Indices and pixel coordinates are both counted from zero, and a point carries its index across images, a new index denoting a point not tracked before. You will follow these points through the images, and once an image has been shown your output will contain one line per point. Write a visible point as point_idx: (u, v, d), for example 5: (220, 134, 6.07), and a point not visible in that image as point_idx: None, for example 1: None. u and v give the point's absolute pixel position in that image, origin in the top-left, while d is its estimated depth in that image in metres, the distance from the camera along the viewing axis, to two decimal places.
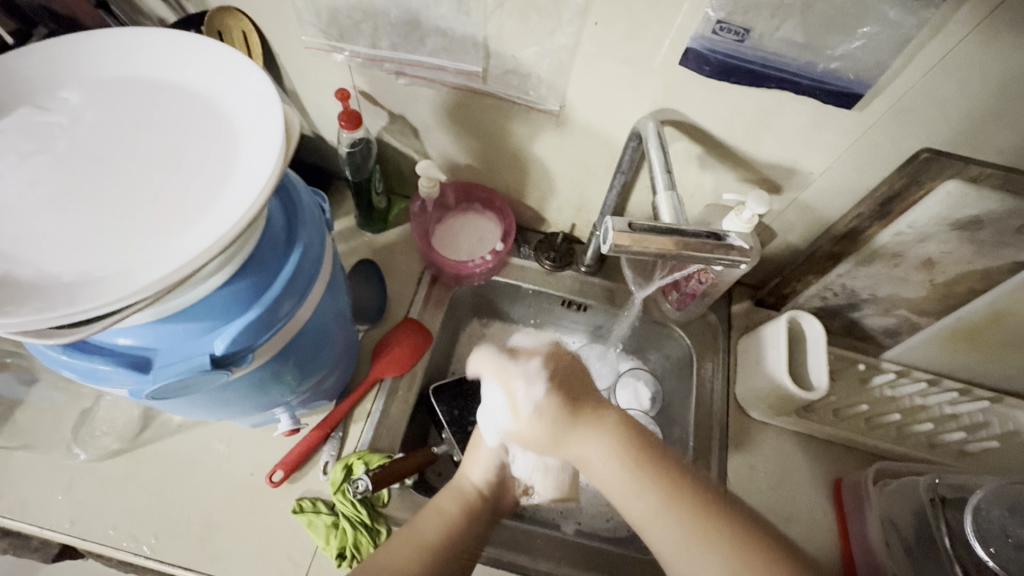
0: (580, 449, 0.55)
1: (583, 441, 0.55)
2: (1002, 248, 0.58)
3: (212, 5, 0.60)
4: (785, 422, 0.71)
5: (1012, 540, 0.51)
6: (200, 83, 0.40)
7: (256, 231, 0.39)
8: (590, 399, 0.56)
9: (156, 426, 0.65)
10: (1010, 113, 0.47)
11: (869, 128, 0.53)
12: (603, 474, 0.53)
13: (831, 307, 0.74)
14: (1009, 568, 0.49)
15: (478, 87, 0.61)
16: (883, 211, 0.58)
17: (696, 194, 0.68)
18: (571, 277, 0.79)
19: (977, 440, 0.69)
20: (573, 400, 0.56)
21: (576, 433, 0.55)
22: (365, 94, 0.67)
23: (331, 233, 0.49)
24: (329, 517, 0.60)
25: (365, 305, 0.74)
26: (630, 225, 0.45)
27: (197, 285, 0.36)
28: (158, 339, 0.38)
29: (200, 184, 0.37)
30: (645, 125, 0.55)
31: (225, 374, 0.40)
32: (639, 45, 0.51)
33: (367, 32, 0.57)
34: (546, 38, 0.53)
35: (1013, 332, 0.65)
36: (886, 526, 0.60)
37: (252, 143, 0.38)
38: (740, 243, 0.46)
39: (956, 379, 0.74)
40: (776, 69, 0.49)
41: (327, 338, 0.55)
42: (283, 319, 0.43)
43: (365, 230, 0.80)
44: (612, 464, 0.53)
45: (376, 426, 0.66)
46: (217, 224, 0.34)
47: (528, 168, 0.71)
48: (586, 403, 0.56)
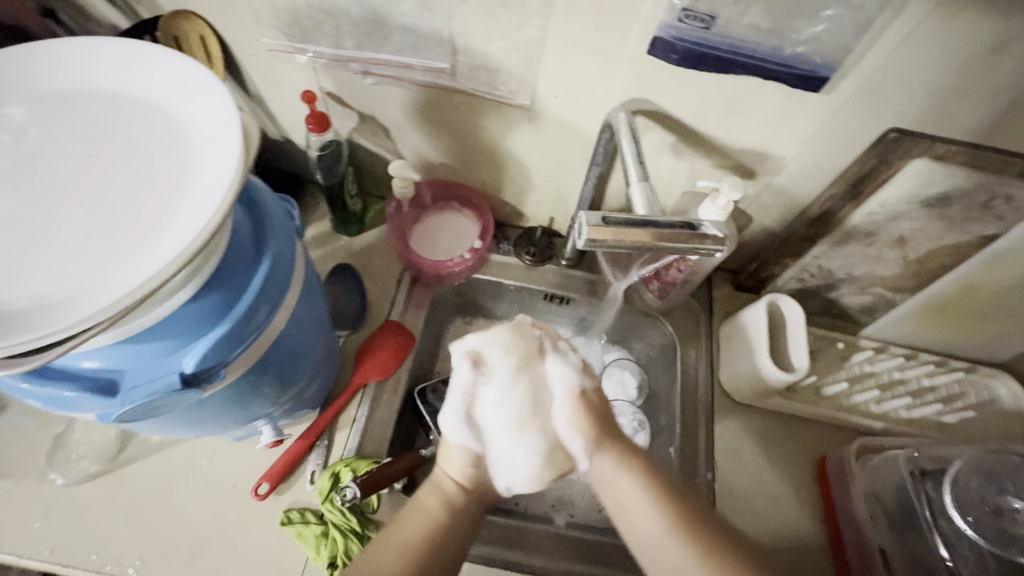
0: (602, 473, 0.49)
1: (611, 468, 0.49)
2: (970, 223, 0.59)
3: (166, 9, 0.58)
4: (770, 404, 0.71)
5: (989, 508, 0.52)
6: (153, 93, 0.39)
7: (220, 244, 0.38)
8: (618, 435, 0.50)
9: (135, 446, 0.63)
10: (974, 91, 0.47)
11: (838, 110, 0.53)
12: (631, 515, 0.47)
13: (809, 288, 0.74)
14: (986, 536, 0.51)
15: (447, 83, 0.60)
16: (855, 191, 0.59)
17: (672, 182, 0.68)
18: (552, 271, 0.79)
19: (953, 411, 0.71)
20: (604, 429, 0.49)
21: (607, 461, 0.49)
22: (332, 95, 0.65)
23: (302, 240, 0.48)
24: (318, 527, 0.59)
25: (345, 310, 0.73)
26: (604, 219, 0.45)
27: (160, 303, 0.35)
28: (124, 361, 0.37)
29: (157, 197, 0.35)
30: (616, 117, 0.55)
31: (197, 392, 0.39)
32: (607, 36, 0.51)
33: (329, 31, 0.56)
34: (513, 32, 0.52)
35: (985, 304, 0.66)
36: (871, 500, 0.61)
37: (208, 152, 0.36)
38: (714, 231, 0.46)
39: (932, 353, 0.75)
40: (743, 55, 0.49)
41: (306, 347, 0.54)
42: (256, 333, 0.42)
43: (341, 234, 0.79)
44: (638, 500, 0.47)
45: (361, 431, 0.65)
46: (176, 240, 0.33)
47: (502, 163, 0.70)
48: (615, 438, 0.50)
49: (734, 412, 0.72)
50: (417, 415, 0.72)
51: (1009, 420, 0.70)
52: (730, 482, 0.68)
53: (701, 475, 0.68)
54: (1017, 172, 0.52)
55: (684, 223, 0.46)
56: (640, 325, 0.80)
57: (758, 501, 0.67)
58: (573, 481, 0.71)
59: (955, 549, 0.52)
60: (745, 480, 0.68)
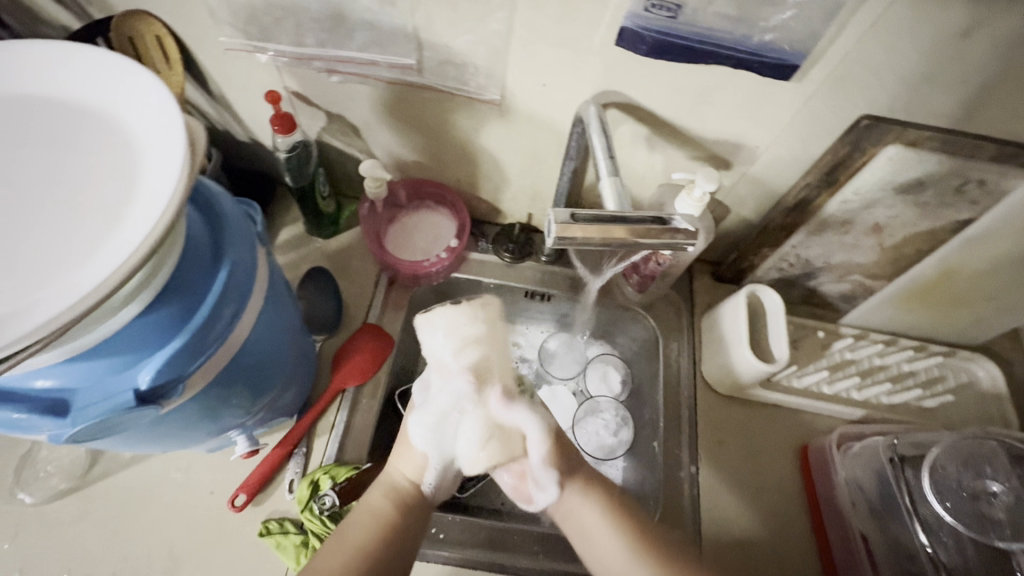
0: (570, 499, 0.52)
1: (578, 498, 0.52)
2: (945, 209, 0.59)
3: (118, 9, 0.56)
4: (753, 395, 0.71)
5: (967, 493, 0.52)
6: (97, 99, 0.38)
7: (172, 254, 0.37)
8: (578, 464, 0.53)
9: (106, 461, 0.62)
10: (944, 76, 0.47)
11: (809, 98, 0.52)
12: (597, 545, 0.50)
13: (789, 277, 0.74)
14: (964, 520, 0.51)
15: (414, 80, 0.58)
16: (830, 179, 0.58)
17: (648, 175, 0.67)
18: (532, 267, 0.78)
19: (933, 395, 0.71)
20: (570, 461, 0.53)
21: (573, 489, 0.52)
22: (297, 95, 0.63)
23: (264, 244, 0.47)
24: (298, 536, 0.58)
25: (321, 313, 0.72)
26: (572, 216, 0.44)
27: (107, 318, 0.34)
28: (77, 379, 0.37)
29: (101, 209, 0.34)
30: (586, 110, 0.54)
31: (154, 409, 0.38)
32: (573, 28, 0.49)
33: (289, 29, 0.54)
34: (478, 26, 0.51)
35: (962, 288, 0.66)
36: (852, 488, 0.61)
37: (154, 158, 0.35)
38: (685, 226, 0.46)
39: (911, 338, 0.76)
40: (711, 45, 0.48)
41: (277, 354, 0.52)
42: (216, 344, 0.41)
43: (315, 236, 0.77)
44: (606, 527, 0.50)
45: (341, 437, 0.64)
46: (118, 252, 0.32)
47: (476, 160, 0.69)
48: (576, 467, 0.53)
49: (716, 403, 0.72)
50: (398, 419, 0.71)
51: (987, 403, 0.71)
52: (713, 474, 0.68)
53: (684, 469, 0.67)
54: (988, 156, 0.52)
55: (656, 218, 0.46)
56: (621, 319, 0.79)
57: (741, 492, 0.67)
58: None
59: (935, 535, 0.52)
60: (728, 472, 0.68)
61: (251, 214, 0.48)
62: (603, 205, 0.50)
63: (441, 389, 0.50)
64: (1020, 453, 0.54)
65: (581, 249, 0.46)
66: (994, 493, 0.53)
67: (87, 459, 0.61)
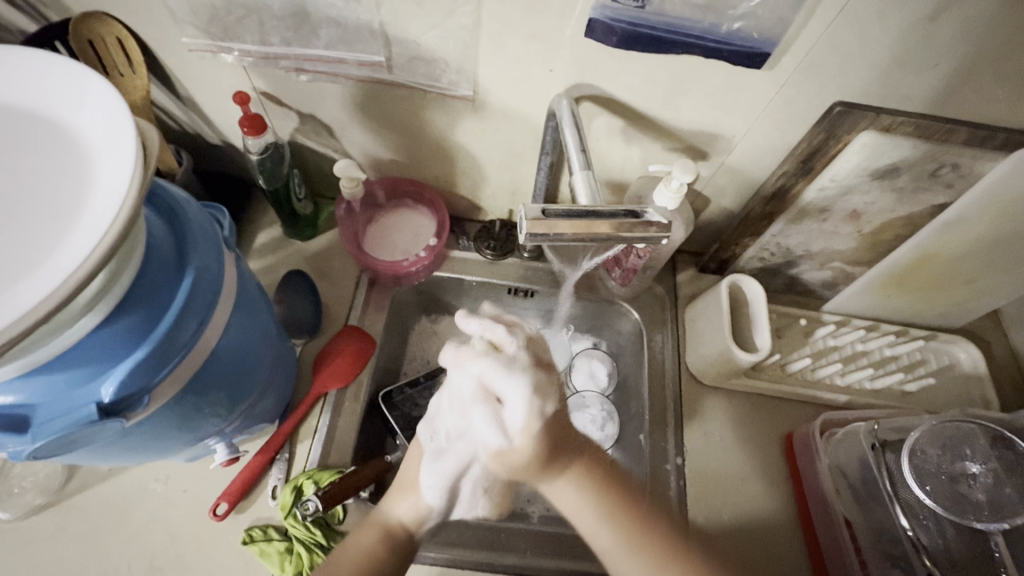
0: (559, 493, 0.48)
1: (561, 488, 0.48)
2: (921, 193, 0.59)
3: (76, 11, 0.54)
4: (737, 385, 0.72)
5: (946, 476, 0.53)
6: (46, 103, 0.37)
7: (130, 264, 0.36)
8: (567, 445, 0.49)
9: (83, 474, 0.61)
10: (913, 60, 0.47)
11: (782, 86, 0.52)
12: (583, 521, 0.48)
13: (770, 266, 0.74)
14: (944, 503, 0.51)
15: (384, 77, 0.57)
16: (806, 167, 0.58)
17: (626, 167, 0.66)
18: (514, 264, 0.77)
19: (915, 379, 0.72)
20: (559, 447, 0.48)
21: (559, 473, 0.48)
22: (267, 95, 0.62)
23: (231, 249, 0.46)
24: (281, 543, 0.57)
25: (301, 317, 0.71)
26: (544, 212, 0.43)
27: (63, 331, 0.33)
28: (35, 394, 0.36)
29: (51, 219, 0.33)
30: (559, 104, 0.53)
31: (118, 422, 0.37)
32: (542, 20, 0.49)
33: (253, 27, 0.53)
34: (445, 20, 0.50)
35: (940, 272, 0.67)
36: (836, 474, 0.61)
37: (104, 164, 0.34)
38: (659, 218, 0.45)
39: (893, 323, 0.76)
40: (681, 34, 0.48)
41: (253, 360, 0.52)
42: (182, 353, 0.40)
43: (293, 239, 0.76)
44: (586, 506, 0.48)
45: (323, 442, 0.63)
46: (66, 264, 0.31)
47: (453, 157, 0.68)
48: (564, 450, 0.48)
49: (701, 394, 0.72)
50: (383, 420, 0.70)
51: (969, 385, 0.72)
52: (699, 466, 0.68)
53: (671, 460, 0.67)
54: (961, 139, 0.52)
55: (629, 211, 0.45)
56: (606, 313, 0.79)
57: (728, 481, 0.67)
58: None
59: (917, 518, 0.52)
60: (716, 463, 0.68)
61: (217, 219, 0.47)
62: (577, 200, 0.49)
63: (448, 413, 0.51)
64: (997, 435, 0.55)
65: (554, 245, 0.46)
66: (974, 475, 0.53)
67: (64, 472, 0.60)
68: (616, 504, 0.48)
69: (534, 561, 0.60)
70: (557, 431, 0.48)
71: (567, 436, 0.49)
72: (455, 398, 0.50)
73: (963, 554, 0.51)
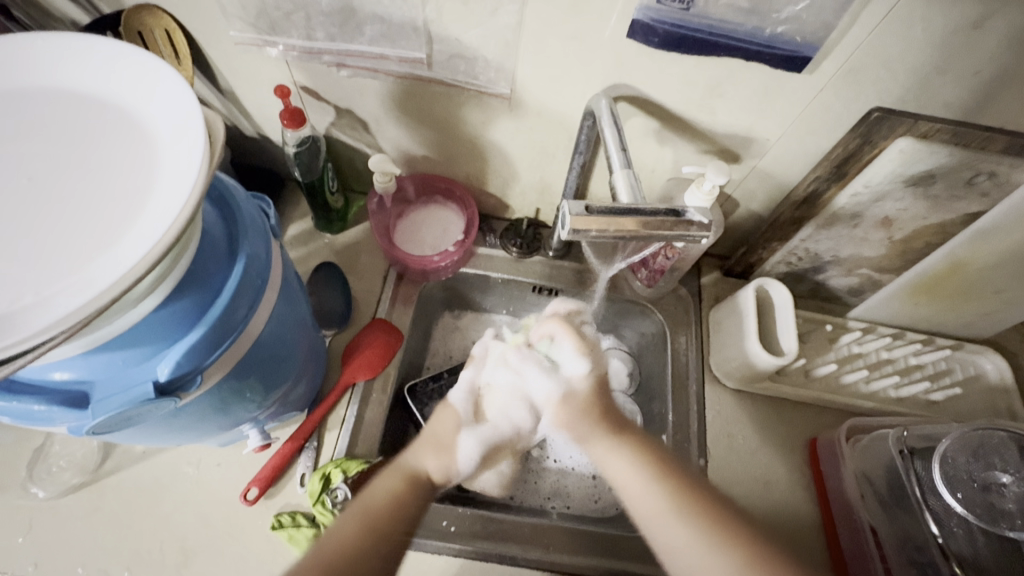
0: (598, 453, 0.54)
1: (605, 449, 0.54)
2: (955, 201, 0.59)
3: (128, 3, 0.56)
4: (762, 389, 0.72)
5: (977, 483, 0.53)
6: (117, 93, 0.38)
7: (190, 247, 0.37)
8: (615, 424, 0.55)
9: (119, 455, 0.62)
10: (954, 68, 0.47)
11: (821, 91, 0.52)
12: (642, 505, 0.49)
13: (797, 272, 0.74)
14: (975, 511, 0.51)
15: (423, 74, 0.58)
16: (840, 172, 0.58)
17: (657, 169, 0.67)
18: (539, 262, 0.78)
19: (941, 388, 0.71)
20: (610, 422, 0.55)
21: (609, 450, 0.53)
22: (307, 89, 0.63)
23: (276, 238, 0.47)
24: (309, 530, 0.58)
25: (330, 309, 0.72)
26: (588, 208, 0.44)
27: (128, 310, 0.35)
28: (93, 371, 0.37)
29: (123, 202, 0.34)
30: (598, 103, 0.54)
31: (172, 401, 0.38)
32: (585, 20, 0.49)
33: (299, 22, 0.54)
34: (488, 19, 0.51)
35: (970, 282, 0.66)
36: (861, 480, 0.61)
37: (173, 152, 0.35)
38: (699, 218, 0.46)
39: (918, 331, 0.76)
40: (723, 37, 0.48)
41: (289, 347, 0.52)
42: (233, 336, 0.41)
43: (323, 232, 0.78)
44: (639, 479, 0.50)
45: (351, 432, 0.64)
46: (137, 246, 0.32)
47: (485, 154, 0.69)
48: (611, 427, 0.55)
49: (725, 397, 0.72)
50: (407, 414, 0.71)
51: (995, 395, 0.71)
52: (722, 466, 0.68)
53: (693, 461, 0.68)
54: (1000, 148, 0.51)
55: (670, 210, 0.46)
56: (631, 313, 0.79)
57: (751, 484, 0.67)
58: (568, 472, 0.73)
59: (946, 527, 0.52)
60: (739, 466, 0.68)
61: (262, 207, 0.48)
62: (615, 199, 0.50)
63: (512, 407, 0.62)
64: None
65: (595, 241, 0.46)
66: (1004, 484, 0.53)
67: (100, 453, 0.62)
68: (660, 474, 0.50)
69: (557, 557, 0.61)
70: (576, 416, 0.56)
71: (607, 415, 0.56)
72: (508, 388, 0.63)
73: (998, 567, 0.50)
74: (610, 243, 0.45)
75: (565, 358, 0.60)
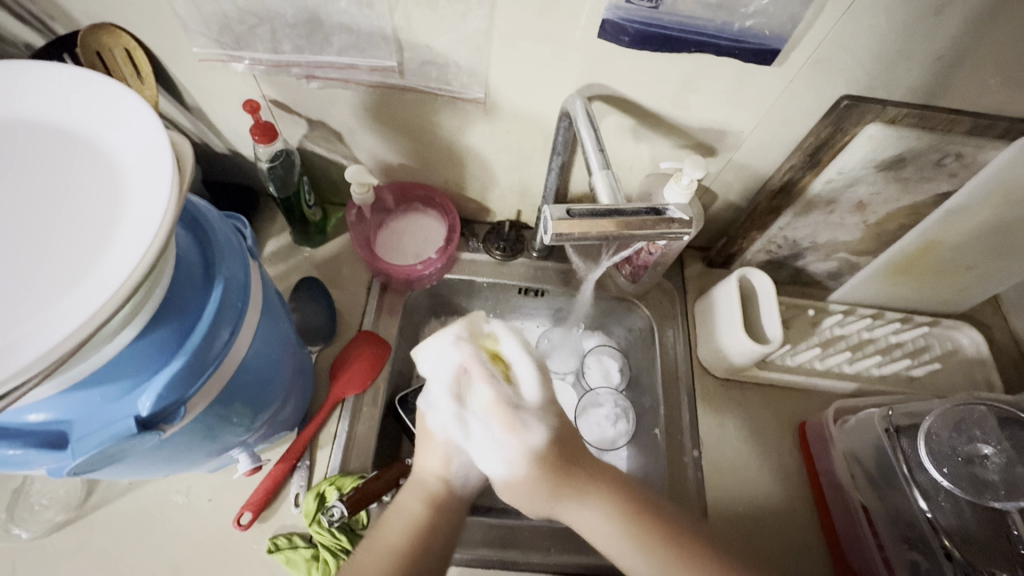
0: (574, 513, 0.51)
1: (584, 502, 0.51)
2: (924, 183, 0.60)
3: (84, 24, 0.54)
4: (749, 376, 0.73)
5: (961, 458, 0.54)
6: (79, 121, 0.37)
7: (164, 275, 0.36)
8: (583, 469, 0.52)
9: (104, 489, 0.60)
10: (918, 53, 0.48)
11: (791, 81, 0.53)
12: (610, 549, 0.51)
13: (777, 259, 0.75)
14: (960, 485, 0.52)
15: (395, 82, 0.57)
16: (813, 160, 0.59)
17: (635, 165, 0.67)
18: (523, 264, 0.78)
19: (922, 364, 0.73)
20: (585, 473, 0.52)
21: (579, 505, 0.51)
22: (277, 103, 0.62)
23: (254, 258, 0.46)
24: (307, 550, 0.57)
25: (314, 324, 0.71)
26: (568, 212, 0.44)
27: (103, 345, 0.33)
28: (71, 410, 0.36)
29: (92, 233, 0.33)
30: (572, 104, 0.54)
31: (156, 434, 0.37)
32: (556, 21, 0.49)
33: (265, 36, 0.53)
34: (458, 25, 0.50)
35: (945, 260, 0.68)
36: (850, 459, 0.63)
37: (140, 177, 0.34)
38: (680, 215, 0.46)
39: (897, 310, 0.77)
40: (692, 33, 0.48)
41: (275, 368, 0.51)
42: (215, 364, 0.40)
43: (303, 246, 0.76)
44: (612, 529, 0.50)
45: (344, 447, 0.63)
46: (109, 279, 0.31)
47: (463, 159, 0.68)
48: (580, 473, 0.52)
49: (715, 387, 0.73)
50: (399, 425, 0.70)
51: (973, 369, 0.73)
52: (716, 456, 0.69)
53: (688, 453, 0.68)
54: (965, 129, 0.53)
55: (651, 209, 0.46)
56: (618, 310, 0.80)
57: (744, 472, 0.68)
58: None
59: (933, 499, 0.54)
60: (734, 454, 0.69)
61: (237, 227, 0.47)
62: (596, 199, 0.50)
63: (455, 428, 0.54)
64: (1007, 415, 0.56)
65: (576, 244, 0.46)
66: (986, 455, 0.54)
67: (85, 487, 0.60)
68: (648, 531, 0.50)
69: (560, 558, 0.61)
70: (564, 434, 0.54)
71: (574, 451, 0.53)
72: (451, 409, 0.53)
73: (982, 534, 0.52)
74: (592, 244, 0.45)
75: (517, 421, 0.52)
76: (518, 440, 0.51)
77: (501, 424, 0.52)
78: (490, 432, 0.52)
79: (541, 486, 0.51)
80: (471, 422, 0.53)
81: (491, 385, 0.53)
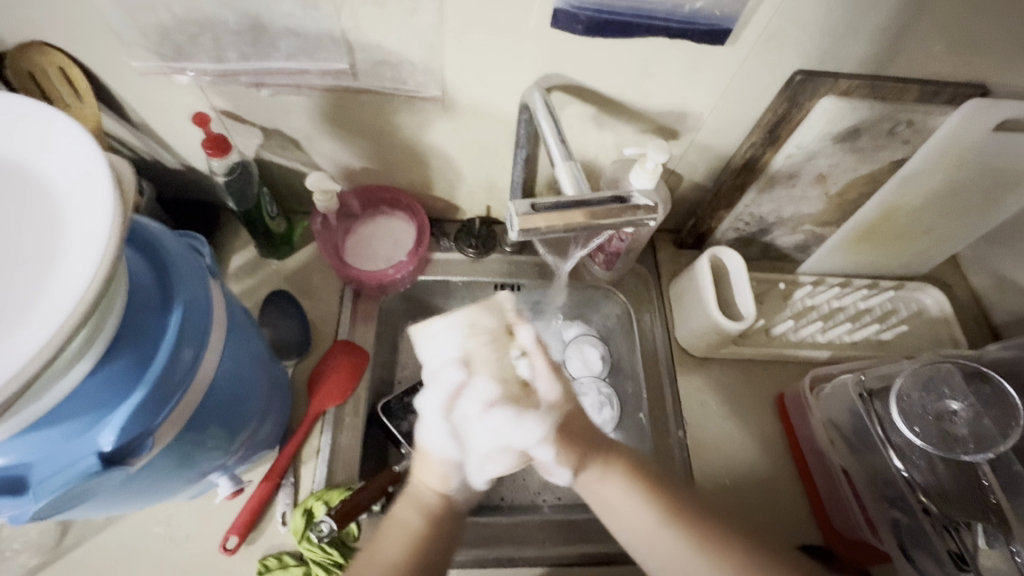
0: (589, 482, 0.49)
1: (597, 473, 0.49)
2: (880, 152, 0.62)
3: (12, 43, 0.51)
4: (727, 354, 0.74)
5: (931, 416, 0.56)
6: (8, 149, 0.35)
7: (116, 304, 0.34)
8: (596, 441, 0.50)
9: (78, 527, 0.58)
10: (864, 24, 0.49)
11: (745, 60, 0.53)
12: (622, 518, 0.48)
13: (746, 236, 0.76)
14: (932, 442, 0.55)
15: (349, 84, 0.56)
16: (772, 136, 0.60)
17: (599, 153, 0.67)
18: (497, 260, 0.77)
19: (890, 327, 0.76)
20: (590, 440, 0.50)
21: (593, 465, 0.50)
22: (228, 114, 0.60)
23: (216, 276, 0.45)
24: (299, 568, 0.56)
25: (287, 338, 0.69)
26: (533, 207, 0.44)
27: (55, 383, 0.32)
28: (28, 453, 0.34)
29: (31, 268, 0.32)
30: (531, 97, 0.53)
31: (122, 470, 0.36)
32: (506, 12, 0.48)
33: (207, 45, 0.51)
34: (408, 22, 0.49)
35: (904, 225, 0.70)
36: (829, 425, 0.64)
37: (77, 203, 0.33)
38: (644, 202, 0.46)
39: (863, 277, 0.79)
40: (644, 18, 0.48)
41: (250, 388, 0.50)
42: (181, 391, 0.39)
43: (269, 259, 0.74)
44: (631, 497, 0.48)
45: (328, 461, 0.62)
46: (51, 313, 0.29)
47: (426, 158, 0.67)
48: (595, 446, 0.50)
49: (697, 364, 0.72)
50: (383, 433, 0.69)
51: (938, 328, 0.76)
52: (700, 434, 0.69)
53: (673, 434, 0.69)
54: (914, 97, 0.54)
55: (616, 197, 0.46)
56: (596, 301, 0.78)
57: (729, 448, 0.69)
58: None
59: (908, 458, 0.56)
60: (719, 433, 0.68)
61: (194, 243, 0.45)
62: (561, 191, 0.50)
63: (461, 421, 0.48)
64: (973, 371, 0.58)
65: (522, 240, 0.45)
66: (955, 411, 0.57)
67: (58, 528, 0.58)
68: (657, 492, 0.48)
69: (554, 550, 0.61)
70: (575, 417, 0.51)
71: (585, 429, 0.50)
72: (449, 393, 0.48)
73: (956, 488, 0.55)
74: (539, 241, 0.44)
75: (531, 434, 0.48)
76: (535, 414, 0.48)
77: (512, 440, 0.48)
78: (494, 414, 0.48)
79: (564, 447, 0.49)
80: (482, 427, 0.48)
81: (495, 375, 0.48)
